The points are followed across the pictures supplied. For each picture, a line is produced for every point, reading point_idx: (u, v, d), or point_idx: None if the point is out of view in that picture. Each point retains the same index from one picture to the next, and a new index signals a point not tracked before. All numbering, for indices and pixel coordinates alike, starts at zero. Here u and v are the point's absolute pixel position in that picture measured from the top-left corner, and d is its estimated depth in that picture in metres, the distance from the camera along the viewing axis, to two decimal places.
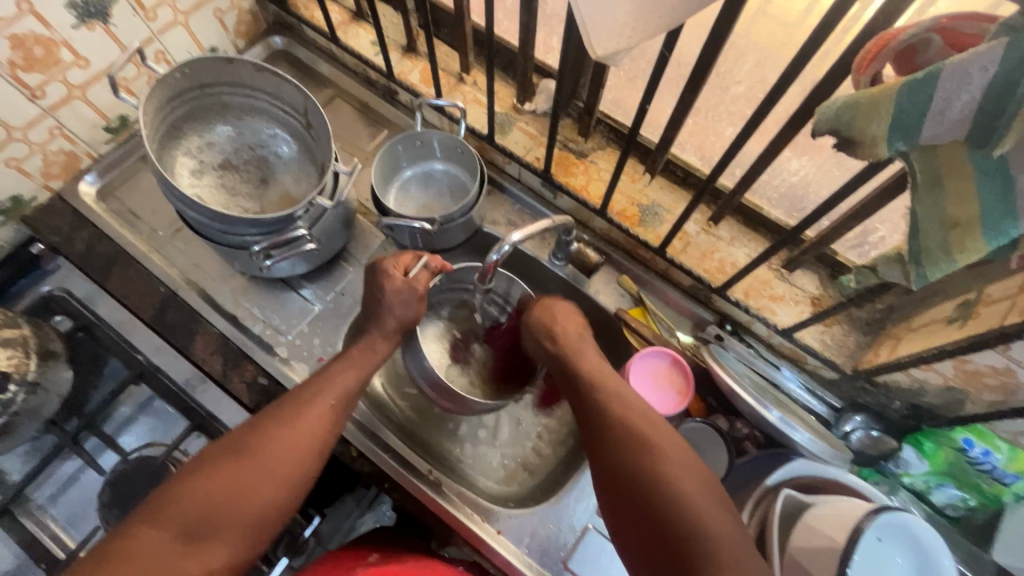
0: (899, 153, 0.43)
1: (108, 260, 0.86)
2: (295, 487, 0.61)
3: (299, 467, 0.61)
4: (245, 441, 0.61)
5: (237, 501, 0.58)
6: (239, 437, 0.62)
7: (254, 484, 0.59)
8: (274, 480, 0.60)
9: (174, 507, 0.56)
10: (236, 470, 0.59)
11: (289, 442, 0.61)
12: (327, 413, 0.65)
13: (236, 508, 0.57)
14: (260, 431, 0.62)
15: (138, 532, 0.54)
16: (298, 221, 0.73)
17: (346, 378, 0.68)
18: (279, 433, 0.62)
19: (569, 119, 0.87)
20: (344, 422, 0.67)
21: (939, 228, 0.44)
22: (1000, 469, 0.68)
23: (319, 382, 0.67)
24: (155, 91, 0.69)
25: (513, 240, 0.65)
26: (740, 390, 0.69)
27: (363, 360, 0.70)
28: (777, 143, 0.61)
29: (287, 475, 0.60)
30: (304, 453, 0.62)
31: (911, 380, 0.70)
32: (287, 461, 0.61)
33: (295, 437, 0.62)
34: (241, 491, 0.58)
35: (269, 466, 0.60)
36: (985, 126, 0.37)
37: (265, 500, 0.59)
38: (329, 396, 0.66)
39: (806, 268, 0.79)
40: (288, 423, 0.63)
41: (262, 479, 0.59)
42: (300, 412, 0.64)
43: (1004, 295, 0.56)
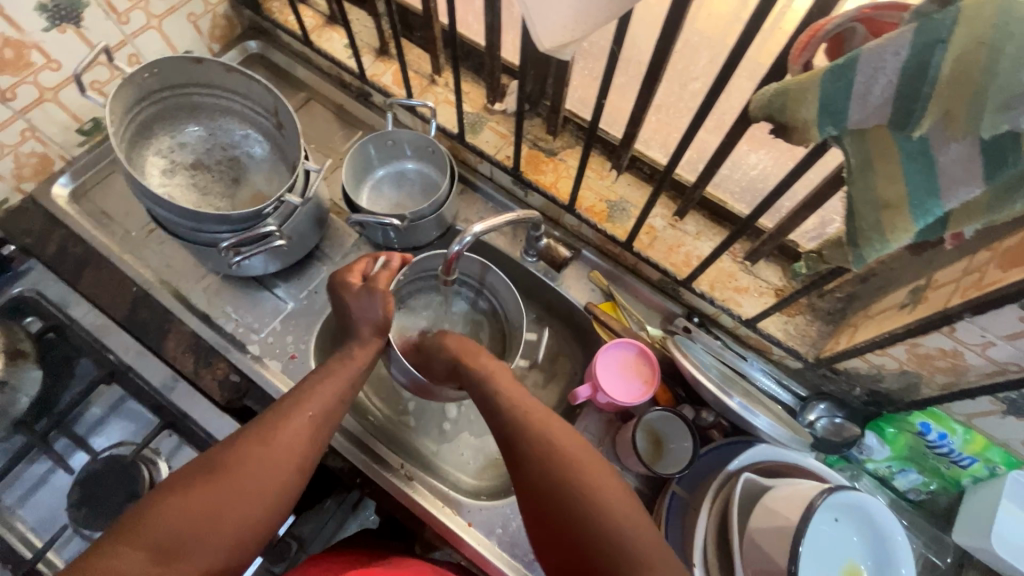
0: (832, 138, 0.44)
1: (82, 261, 0.86)
2: (274, 507, 0.59)
3: (280, 486, 0.59)
4: (221, 457, 0.58)
5: (209, 522, 0.55)
6: (214, 454, 0.60)
7: (226, 504, 0.56)
8: (251, 496, 0.57)
9: (146, 528, 0.53)
10: (211, 489, 0.56)
11: (267, 458, 0.59)
12: (305, 426, 0.62)
13: (209, 531, 0.55)
14: (238, 447, 0.59)
15: (106, 556, 0.51)
16: (268, 218, 0.74)
17: (325, 391, 0.66)
18: (256, 449, 0.59)
19: (539, 119, 0.90)
20: (325, 435, 0.65)
21: (872, 208, 0.45)
22: (957, 452, 0.70)
23: (303, 395, 0.65)
24: (123, 91, 0.70)
25: (475, 231, 0.66)
26: (702, 378, 0.71)
27: (341, 372, 0.68)
28: (731, 136, 0.63)
29: (266, 495, 0.58)
30: (284, 470, 0.60)
31: (869, 366, 0.71)
32: (263, 478, 0.58)
33: (273, 453, 0.60)
34: (214, 511, 0.55)
35: (247, 483, 0.57)
36: (903, 109, 0.38)
37: (240, 521, 0.56)
38: (309, 409, 0.64)
39: (769, 260, 0.81)
40: (261, 440, 0.60)
41: (235, 498, 0.56)
42: (279, 425, 0.61)
43: (951, 279, 0.58)
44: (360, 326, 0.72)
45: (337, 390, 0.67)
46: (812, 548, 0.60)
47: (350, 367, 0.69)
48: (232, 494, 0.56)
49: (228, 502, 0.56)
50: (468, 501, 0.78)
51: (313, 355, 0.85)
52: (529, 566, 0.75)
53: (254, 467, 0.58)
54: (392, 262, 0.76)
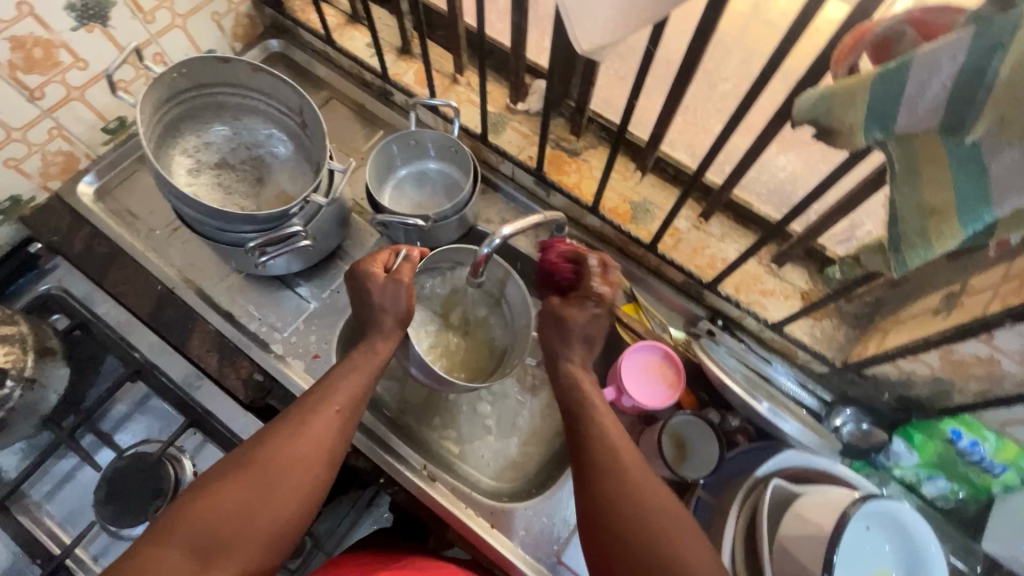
0: (877, 143, 0.43)
1: (107, 258, 0.87)
2: (306, 501, 0.59)
3: (310, 481, 0.59)
4: (248, 457, 0.58)
5: (246, 519, 0.55)
6: (243, 451, 0.60)
7: (259, 502, 0.56)
8: (283, 496, 0.57)
9: (181, 528, 0.54)
10: (245, 486, 0.56)
11: (297, 454, 0.59)
12: (332, 421, 0.62)
13: (246, 527, 0.55)
14: (266, 446, 0.59)
15: (146, 557, 0.51)
16: (293, 218, 0.74)
17: (350, 385, 0.66)
18: (285, 446, 0.59)
19: (562, 119, 0.89)
20: (352, 429, 0.65)
21: (917, 215, 0.44)
22: (989, 460, 0.69)
23: (326, 390, 0.65)
24: (152, 90, 0.70)
25: (505, 233, 0.66)
26: (729, 381, 0.70)
27: (364, 363, 0.68)
28: (763, 138, 0.62)
29: (299, 490, 0.58)
30: (313, 467, 0.60)
31: (899, 372, 0.71)
32: (294, 476, 0.58)
33: (303, 448, 0.60)
34: (247, 509, 0.55)
35: (279, 480, 0.57)
36: (955, 115, 0.38)
37: (276, 517, 0.56)
38: (334, 404, 0.63)
39: (795, 263, 0.80)
40: (289, 436, 0.60)
41: (268, 496, 0.56)
42: (306, 421, 0.61)
43: (989, 285, 0.57)
44: (382, 318, 0.71)
45: (358, 384, 0.66)
46: (846, 557, 0.58)
47: (371, 360, 0.68)
48: (265, 492, 0.56)
49: (261, 499, 0.56)
50: (490, 502, 0.78)
51: (335, 354, 0.85)
52: (551, 569, 0.75)
53: (284, 464, 0.58)
54: (413, 256, 0.75)
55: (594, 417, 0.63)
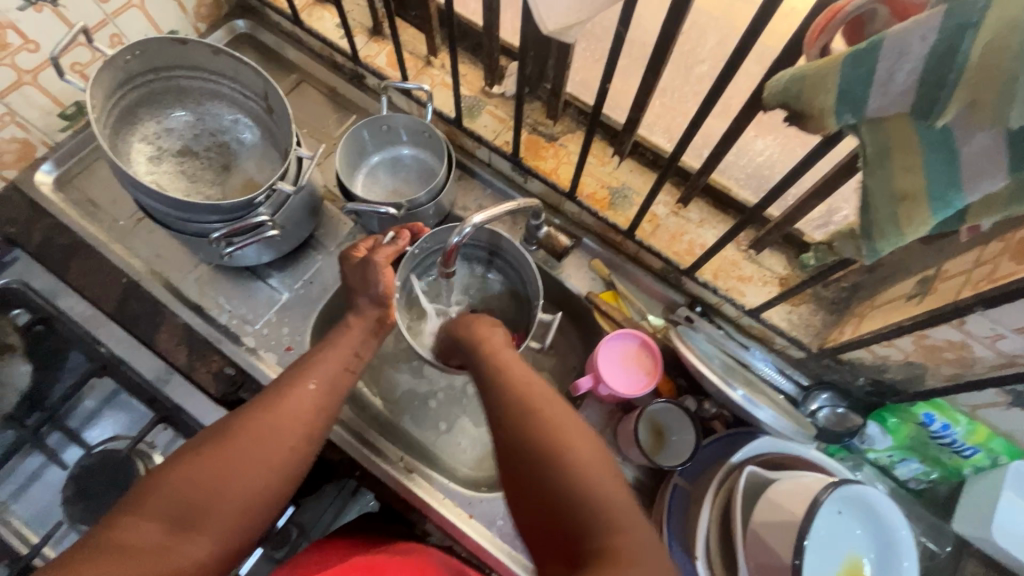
0: (848, 127, 0.42)
1: (68, 251, 0.84)
2: (287, 475, 0.57)
3: (293, 452, 0.58)
4: (228, 428, 0.57)
5: (226, 488, 0.54)
6: (224, 423, 0.58)
7: (242, 472, 0.55)
8: (265, 467, 0.56)
9: (158, 498, 0.52)
10: (224, 454, 0.55)
11: (278, 426, 0.58)
12: (315, 394, 0.61)
13: (227, 495, 0.53)
14: (246, 417, 0.58)
15: (128, 521, 0.50)
16: (260, 207, 0.71)
17: (331, 360, 0.64)
18: (266, 418, 0.58)
19: (538, 102, 0.87)
20: (336, 401, 0.64)
21: (889, 202, 0.43)
22: (960, 442, 0.70)
23: (306, 365, 0.63)
24: (104, 74, 0.66)
25: (476, 221, 0.64)
26: (706, 370, 0.70)
27: (344, 340, 0.66)
28: (739, 122, 0.60)
29: (279, 462, 0.57)
30: (296, 438, 0.58)
31: (874, 357, 0.71)
32: (278, 448, 0.57)
33: (283, 421, 0.58)
34: (227, 479, 0.54)
35: (259, 450, 0.56)
36: (926, 99, 0.37)
37: (258, 487, 0.55)
38: (314, 378, 0.62)
39: (773, 248, 0.79)
40: (271, 410, 0.59)
41: (249, 467, 0.55)
42: (285, 395, 0.60)
43: (962, 270, 0.57)
44: (356, 298, 0.70)
45: (341, 359, 0.65)
46: (822, 544, 0.58)
47: (351, 336, 0.67)
48: (245, 461, 0.55)
49: (242, 469, 0.55)
50: (469, 493, 0.77)
51: (309, 347, 0.84)
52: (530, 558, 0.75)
53: (263, 435, 0.57)
54: (401, 238, 0.73)
55: (508, 368, 0.60)
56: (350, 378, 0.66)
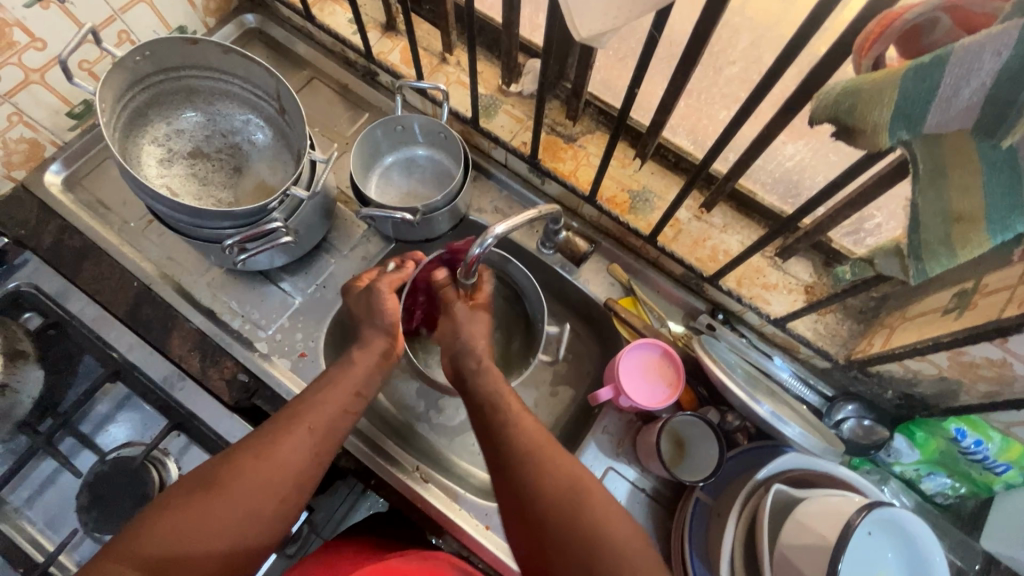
0: (901, 143, 0.40)
1: (79, 253, 0.83)
2: (270, 526, 0.56)
3: (278, 503, 0.57)
4: (218, 471, 0.56)
5: (205, 538, 0.52)
6: (216, 465, 0.57)
7: (224, 523, 0.54)
8: (246, 519, 0.55)
9: (139, 544, 0.51)
10: (209, 505, 0.54)
11: (267, 472, 0.56)
12: (308, 439, 0.60)
13: (202, 546, 0.52)
14: (237, 461, 0.57)
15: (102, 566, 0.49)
16: (273, 212, 0.70)
17: (328, 403, 0.62)
18: (256, 462, 0.57)
19: (557, 102, 0.84)
20: (330, 447, 0.62)
21: (941, 222, 0.41)
22: (992, 459, 0.68)
23: (303, 407, 0.62)
24: (114, 75, 0.64)
25: (496, 233, 0.61)
26: (730, 383, 0.68)
27: (346, 380, 0.65)
28: (774, 127, 0.58)
29: (263, 512, 0.56)
30: (284, 487, 0.57)
31: (905, 371, 0.68)
32: (264, 496, 0.56)
33: (270, 467, 0.57)
34: (207, 531, 0.53)
35: (244, 501, 0.55)
36: (992, 117, 0.34)
37: (235, 540, 0.54)
38: (310, 423, 0.60)
39: (800, 255, 0.77)
40: (263, 455, 0.57)
41: (233, 518, 0.54)
42: (278, 441, 0.58)
43: (1006, 286, 0.54)
44: (362, 329, 0.70)
45: (341, 402, 0.63)
46: (848, 566, 0.57)
47: (348, 375, 0.65)
48: (228, 510, 0.54)
49: (223, 521, 0.54)
50: (485, 504, 0.76)
51: (323, 352, 0.82)
52: None
53: (252, 482, 0.56)
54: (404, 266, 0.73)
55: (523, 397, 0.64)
56: (350, 420, 0.64)
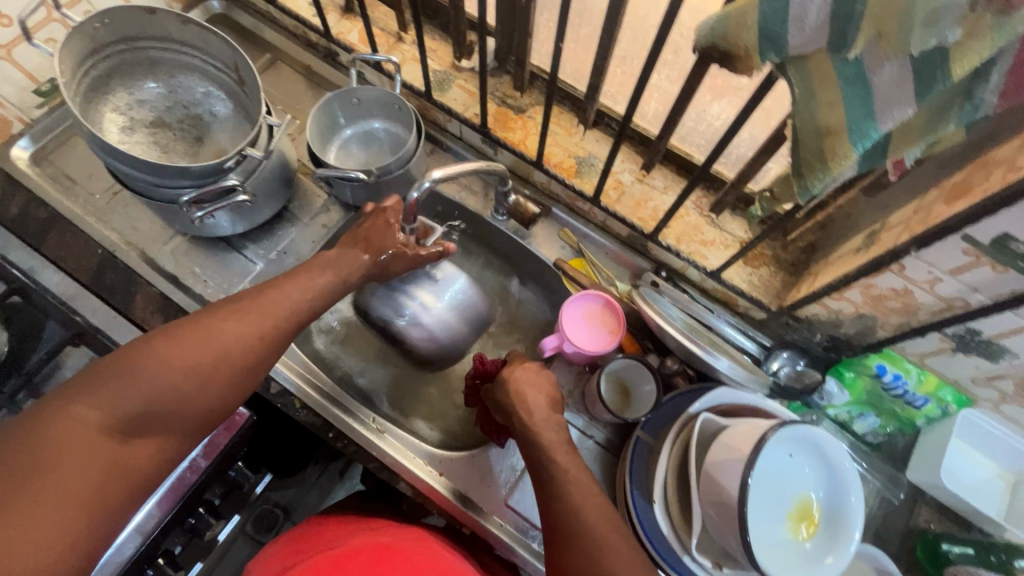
0: (775, 66, 0.44)
1: (44, 224, 0.85)
2: (231, 398, 0.61)
3: (237, 378, 0.60)
4: (179, 335, 0.58)
5: (170, 398, 0.56)
6: (179, 329, 0.59)
7: (191, 388, 0.57)
8: (209, 389, 0.58)
9: (106, 397, 0.53)
10: (172, 366, 0.56)
11: (230, 349, 0.59)
12: (267, 331, 0.62)
13: (169, 406, 0.56)
14: (199, 330, 0.59)
15: (61, 410, 0.52)
16: (230, 173, 0.73)
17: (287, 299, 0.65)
18: (218, 338, 0.59)
19: (507, 76, 0.90)
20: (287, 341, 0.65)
21: (815, 136, 0.45)
22: (912, 392, 0.72)
23: (264, 294, 0.64)
24: (75, 41, 0.68)
25: (433, 177, 0.65)
26: (666, 325, 0.72)
27: (311, 284, 0.67)
28: (691, 80, 0.63)
29: (225, 385, 0.59)
30: (243, 365, 0.61)
31: (828, 312, 0.73)
32: (225, 370, 0.59)
33: (224, 348, 0.59)
34: (171, 393, 0.56)
35: (209, 370, 0.58)
36: (838, 32, 0.39)
37: (187, 412, 0.57)
38: (268, 316, 0.63)
39: (734, 212, 0.82)
40: (220, 332, 0.60)
41: (197, 386, 0.58)
42: (236, 318, 0.61)
43: (903, 219, 0.59)
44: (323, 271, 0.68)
45: (300, 299, 0.66)
46: (766, 480, 0.61)
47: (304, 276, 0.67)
48: (179, 382, 0.57)
49: (186, 383, 0.57)
50: (439, 452, 0.79)
51: None
52: (500, 514, 0.77)
53: (213, 354, 0.59)
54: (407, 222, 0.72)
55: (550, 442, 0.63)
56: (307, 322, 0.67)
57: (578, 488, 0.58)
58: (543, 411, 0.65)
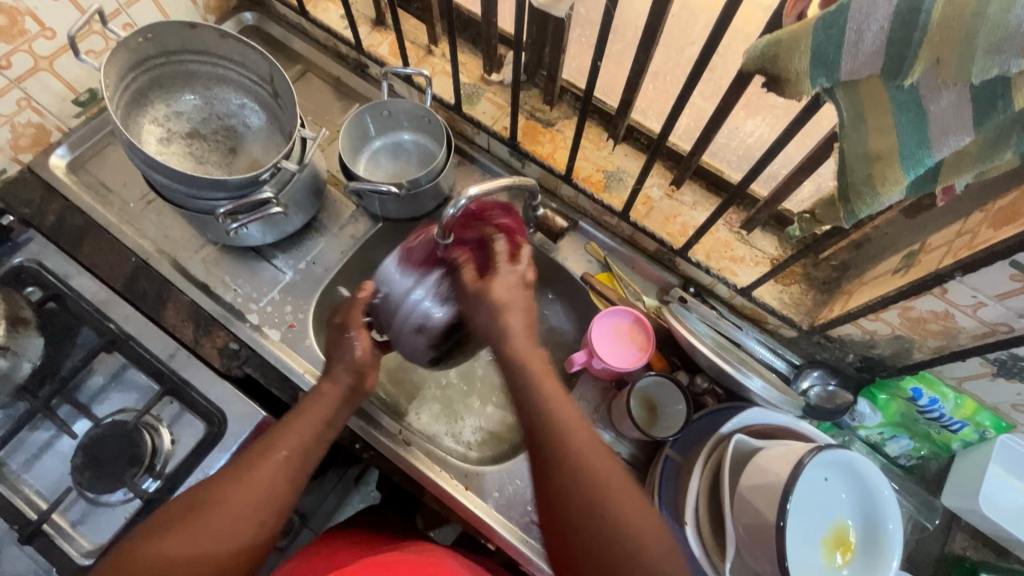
0: (824, 91, 0.44)
1: (80, 230, 0.87)
2: (250, 552, 0.58)
3: (256, 526, 0.58)
4: (198, 499, 0.58)
5: (189, 564, 0.54)
6: (197, 493, 0.59)
7: (206, 548, 0.55)
8: (228, 545, 0.56)
9: (126, 574, 0.53)
10: (191, 531, 0.56)
11: (247, 497, 0.58)
12: (283, 465, 0.61)
13: (187, 571, 0.54)
14: (215, 487, 0.59)
15: None
16: (264, 185, 0.74)
17: (303, 430, 0.64)
18: (234, 488, 0.59)
19: (536, 90, 0.90)
20: (306, 473, 0.64)
21: (864, 161, 0.45)
22: (948, 416, 0.71)
23: (279, 433, 0.64)
24: (118, 55, 0.69)
25: (470, 194, 0.65)
26: (697, 341, 0.71)
27: (326, 410, 0.66)
28: (728, 98, 0.62)
29: (244, 537, 0.57)
30: (262, 512, 0.59)
31: (863, 332, 0.72)
32: (243, 522, 0.58)
33: (242, 505, 0.58)
34: (190, 558, 0.54)
35: (228, 525, 0.57)
36: (894, 59, 0.39)
37: None
38: (284, 449, 0.62)
39: (765, 229, 0.81)
40: (237, 479, 0.59)
41: (214, 543, 0.56)
42: (254, 465, 0.60)
43: (945, 241, 0.58)
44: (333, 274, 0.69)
45: (319, 427, 0.65)
46: (803, 506, 0.60)
47: (316, 405, 0.66)
48: (200, 546, 0.55)
49: (203, 546, 0.55)
50: (464, 465, 0.79)
51: (311, 324, 0.86)
52: (525, 530, 0.77)
53: (230, 507, 0.58)
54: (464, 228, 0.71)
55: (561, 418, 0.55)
56: (324, 446, 0.66)
57: (598, 472, 0.52)
58: (550, 378, 0.58)
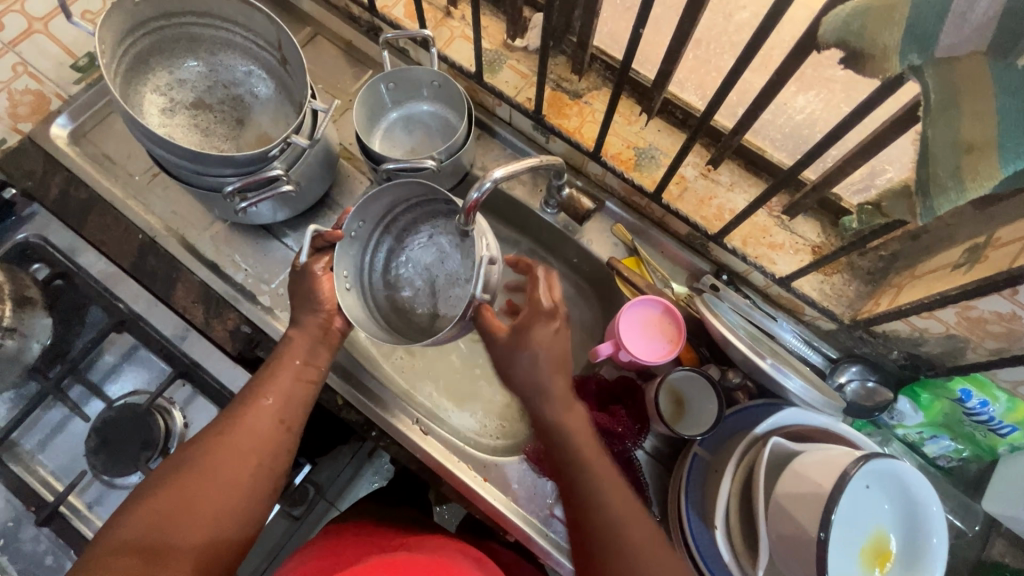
0: (911, 69, 0.38)
1: (85, 205, 0.83)
2: (252, 493, 0.59)
3: (252, 468, 0.60)
4: (189, 457, 0.59)
5: (192, 510, 0.55)
6: (188, 453, 0.60)
7: (204, 497, 0.56)
8: (225, 491, 0.57)
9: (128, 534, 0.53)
10: (187, 488, 0.56)
11: (240, 442, 0.60)
12: (270, 410, 0.63)
13: (194, 518, 0.55)
14: (204, 443, 0.60)
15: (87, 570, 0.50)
16: (274, 161, 0.69)
17: (284, 377, 0.65)
18: (224, 439, 0.60)
19: (563, 57, 0.83)
20: (293, 416, 0.65)
21: (951, 151, 0.39)
22: (998, 420, 0.67)
23: (259, 384, 0.65)
24: (113, 18, 0.64)
25: (496, 176, 0.60)
26: (732, 337, 0.66)
27: (297, 351, 0.68)
28: (783, 73, 0.56)
29: (242, 479, 0.59)
30: (256, 454, 0.60)
31: (911, 329, 0.67)
32: (238, 467, 0.59)
33: (240, 450, 0.60)
34: (188, 508, 0.55)
35: (225, 472, 0.58)
36: (1008, 35, 0.33)
37: (212, 528, 0.55)
38: (269, 395, 0.64)
39: (808, 215, 0.76)
40: (226, 431, 0.60)
41: (211, 493, 0.57)
42: (243, 415, 0.62)
43: (1019, 236, 0.52)
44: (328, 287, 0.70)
45: (302, 371, 0.67)
46: (844, 516, 0.57)
47: (294, 352, 0.67)
48: (200, 494, 0.56)
49: (201, 497, 0.56)
50: (485, 456, 0.77)
51: None
52: (546, 523, 0.75)
53: (222, 456, 0.59)
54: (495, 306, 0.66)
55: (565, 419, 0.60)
56: (310, 388, 0.67)
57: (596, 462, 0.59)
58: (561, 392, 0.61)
